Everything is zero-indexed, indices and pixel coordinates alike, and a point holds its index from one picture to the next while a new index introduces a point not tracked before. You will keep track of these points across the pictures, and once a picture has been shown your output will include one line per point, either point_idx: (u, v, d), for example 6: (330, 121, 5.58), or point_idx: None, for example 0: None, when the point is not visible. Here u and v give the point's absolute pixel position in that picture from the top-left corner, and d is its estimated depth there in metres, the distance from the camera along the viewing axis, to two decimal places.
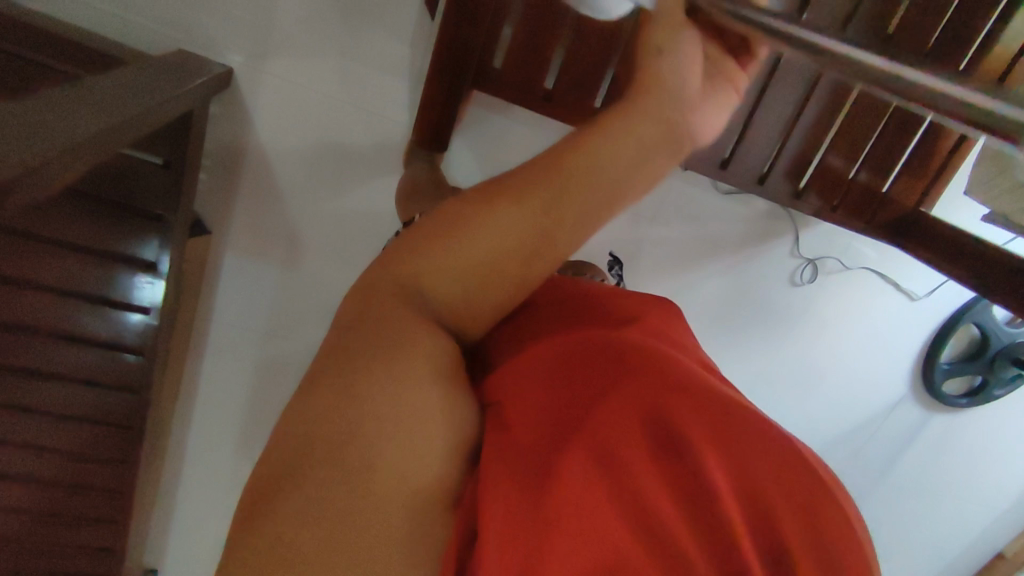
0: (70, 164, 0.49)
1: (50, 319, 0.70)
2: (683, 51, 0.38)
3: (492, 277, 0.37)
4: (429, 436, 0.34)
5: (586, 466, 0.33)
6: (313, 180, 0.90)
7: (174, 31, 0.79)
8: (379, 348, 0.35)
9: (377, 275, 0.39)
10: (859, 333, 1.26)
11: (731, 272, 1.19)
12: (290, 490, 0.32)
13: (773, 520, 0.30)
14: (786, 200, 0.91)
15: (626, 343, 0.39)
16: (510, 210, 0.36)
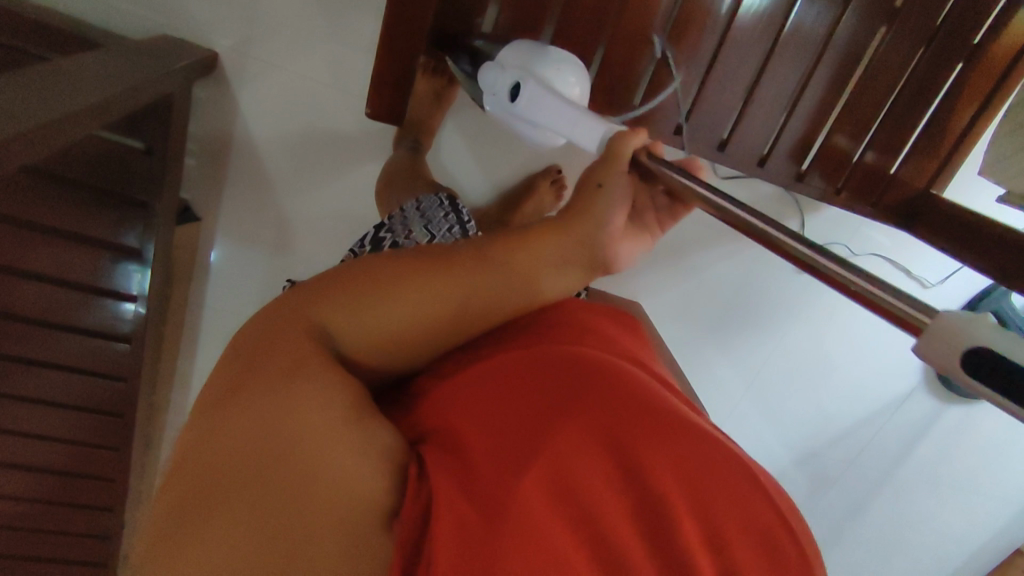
0: (31, 145, 0.48)
1: (20, 300, 0.69)
2: (622, 187, 0.47)
3: (424, 333, 0.45)
4: (360, 451, 0.38)
5: (544, 487, 0.35)
6: (302, 166, 0.89)
7: (155, 14, 0.77)
8: (303, 380, 0.39)
9: (301, 316, 0.42)
10: (869, 321, 1.22)
11: (736, 260, 1.15)
12: (227, 507, 0.36)
13: (711, 512, 0.34)
14: (786, 182, 0.87)
15: (572, 357, 0.42)
16: (444, 286, 0.44)
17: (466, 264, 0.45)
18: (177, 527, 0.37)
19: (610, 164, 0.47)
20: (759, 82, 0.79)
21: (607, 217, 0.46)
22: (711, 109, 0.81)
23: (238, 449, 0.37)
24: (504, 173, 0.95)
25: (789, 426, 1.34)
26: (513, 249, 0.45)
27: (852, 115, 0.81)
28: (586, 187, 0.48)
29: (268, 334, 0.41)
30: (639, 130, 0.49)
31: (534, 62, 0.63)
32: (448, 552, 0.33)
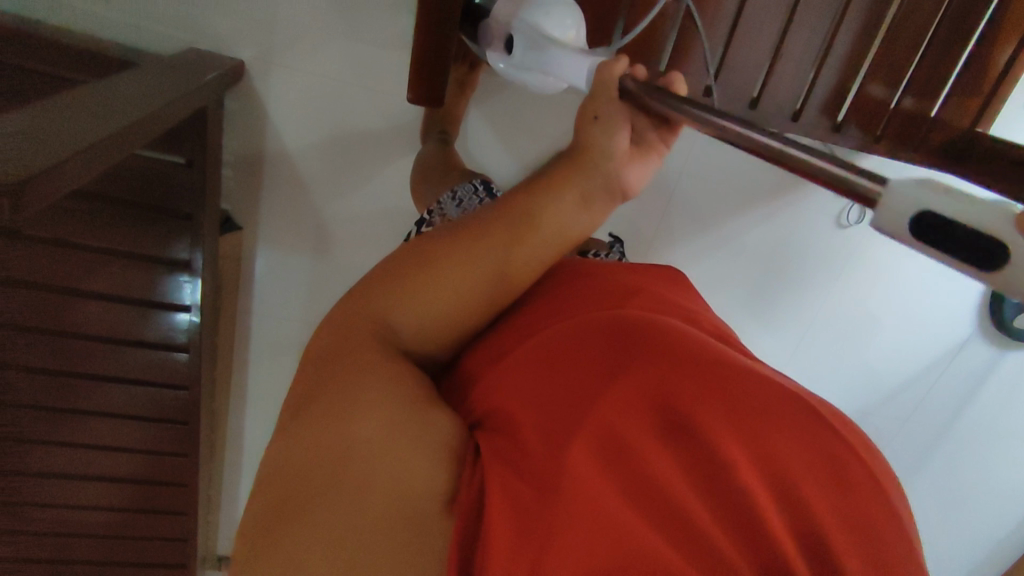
0: (86, 166, 0.49)
1: (77, 320, 0.72)
2: (615, 114, 0.46)
3: (464, 314, 0.45)
4: (418, 438, 0.38)
5: (598, 455, 0.35)
6: (333, 168, 0.91)
7: (183, 33, 0.79)
8: (356, 375, 0.40)
9: (348, 315, 0.44)
10: (917, 273, 1.18)
11: (774, 223, 1.12)
12: (296, 511, 0.36)
13: (778, 468, 0.34)
14: (823, 136, 0.85)
15: (616, 324, 0.42)
16: (472, 265, 0.44)
17: (494, 237, 0.45)
18: (251, 546, 0.37)
19: (600, 98, 0.46)
20: (787, 34, 0.78)
21: (612, 151, 0.46)
22: (738, 67, 0.80)
23: (301, 453, 0.38)
24: (532, 155, 0.94)
25: (840, 387, 1.32)
26: (536, 210, 0.46)
27: (888, 59, 0.78)
28: (583, 124, 0.47)
29: (326, 342, 0.44)
30: (619, 56, 0.47)
31: (524, 11, 0.60)
32: (504, 532, 0.33)
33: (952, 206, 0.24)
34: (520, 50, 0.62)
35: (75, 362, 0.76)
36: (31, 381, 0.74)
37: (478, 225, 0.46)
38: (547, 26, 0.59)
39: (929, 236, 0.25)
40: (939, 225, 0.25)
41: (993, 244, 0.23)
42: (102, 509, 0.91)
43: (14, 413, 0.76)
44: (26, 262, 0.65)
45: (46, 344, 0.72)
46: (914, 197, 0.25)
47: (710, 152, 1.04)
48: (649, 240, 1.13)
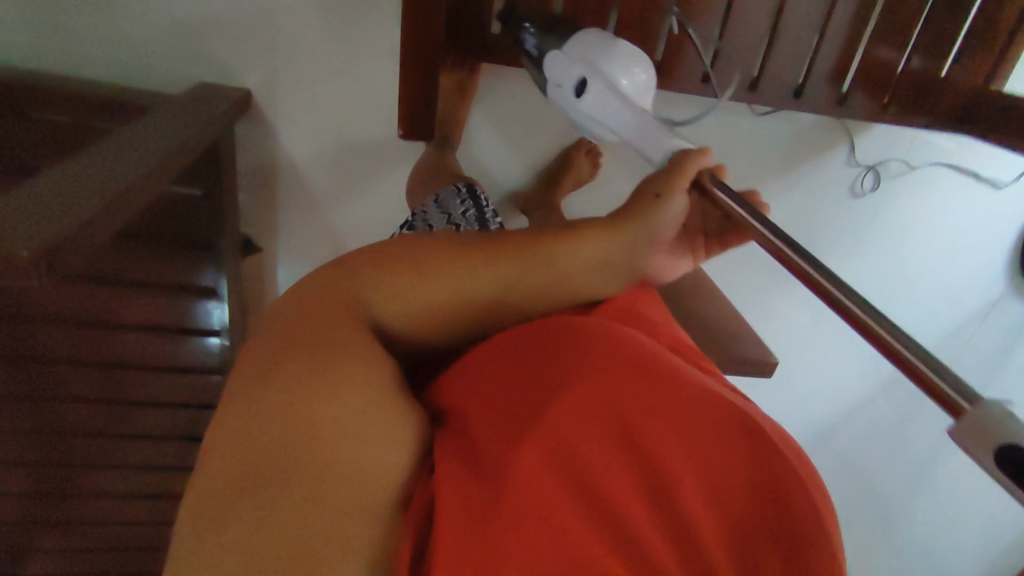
0: (116, 213, 0.53)
1: (117, 350, 0.78)
2: (677, 202, 0.54)
3: (455, 321, 0.51)
4: (385, 437, 0.42)
5: (545, 460, 0.38)
6: (343, 182, 0.93)
7: (190, 67, 0.82)
8: (332, 361, 0.42)
9: (332, 290, 0.46)
10: (941, 235, 1.16)
11: (787, 197, 1.10)
12: (250, 490, 0.38)
13: (718, 488, 0.36)
14: (828, 109, 0.84)
15: (580, 331, 0.43)
16: (473, 284, 0.50)
17: (502, 264, 0.51)
18: (193, 530, 0.38)
19: (676, 177, 0.53)
20: (783, 11, 0.77)
21: (657, 236, 0.55)
22: (735, 49, 0.79)
23: (256, 436, 0.39)
24: (535, 153, 0.95)
25: None
26: (553, 252, 0.52)
27: (889, 24, 0.77)
28: (645, 195, 0.54)
29: (291, 319, 0.44)
30: (707, 149, 0.55)
31: (604, 62, 0.60)
32: (452, 533, 0.37)
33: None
34: (590, 99, 0.60)
35: (122, 390, 0.82)
36: (80, 410, 0.80)
37: (480, 246, 0.51)
38: (620, 81, 0.60)
39: (1010, 466, 0.30)
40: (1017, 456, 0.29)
41: None
42: (155, 523, 0.98)
43: (68, 440, 0.82)
44: (58, 301, 0.71)
45: (92, 375, 0.78)
46: (995, 436, 0.31)
47: (716, 133, 1.02)
48: None
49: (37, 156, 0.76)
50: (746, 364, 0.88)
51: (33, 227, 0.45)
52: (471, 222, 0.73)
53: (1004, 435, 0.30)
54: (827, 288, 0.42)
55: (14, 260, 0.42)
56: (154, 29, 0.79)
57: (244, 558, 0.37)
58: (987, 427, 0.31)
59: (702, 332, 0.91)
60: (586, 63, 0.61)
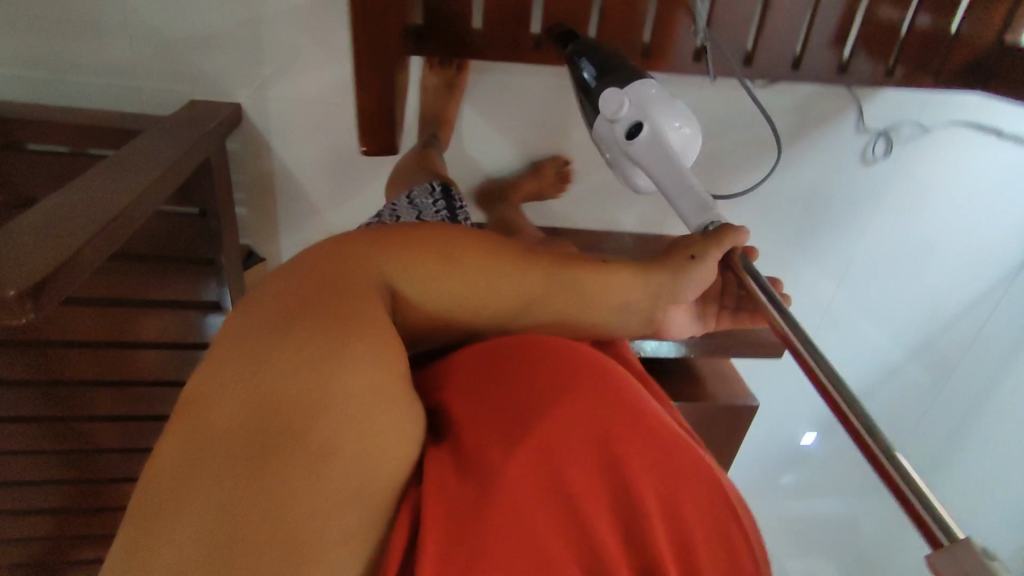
0: (108, 236, 0.52)
1: (138, 366, 0.82)
2: (708, 266, 0.59)
3: (464, 319, 0.55)
4: (384, 424, 0.43)
5: (527, 465, 0.39)
6: (339, 189, 0.93)
7: (179, 84, 0.82)
8: (342, 336, 0.44)
9: (353, 267, 0.50)
10: (961, 196, 1.12)
11: (794, 170, 1.07)
12: (239, 454, 0.38)
13: (684, 529, 0.38)
14: (830, 77, 0.80)
15: (577, 359, 0.46)
16: (493, 290, 0.54)
17: (528, 275, 0.55)
18: (177, 481, 0.38)
19: (713, 245, 0.59)
20: None
21: (681, 293, 0.60)
22: (729, 23, 0.76)
23: (258, 399, 0.41)
24: (530, 146, 0.93)
25: (892, 324, 1.28)
26: (579, 274, 0.57)
27: None
28: (680, 256, 0.60)
29: (307, 293, 0.46)
30: (745, 228, 0.61)
31: (658, 113, 0.62)
32: (436, 533, 0.39)
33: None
34: (641, 147, 0.63)
35: (142, 405, 0.86)
36: (106, 427, 0.85)
37: (509, 254, 0.55)
38: (673, 136, 0.63)
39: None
40: None
41: None
42: None
43: (99, 456, 0.88)
44: (77, 324, 0.74)
45: (112, 391, 0.82)
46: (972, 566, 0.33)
47: (717, 110, 0.99)
48: None
49: (37, 187, 0.78)
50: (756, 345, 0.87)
51: (23, 259, 0.45)
52: (443, 219, 0.73)
53: (980, 571, 0.33)
54: (830, 387, 0.49)
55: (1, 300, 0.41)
56: (141, 49, 0.79)
57: (224, 514, 0.37)
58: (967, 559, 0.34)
59: None
60: (641, 111, 0.63)
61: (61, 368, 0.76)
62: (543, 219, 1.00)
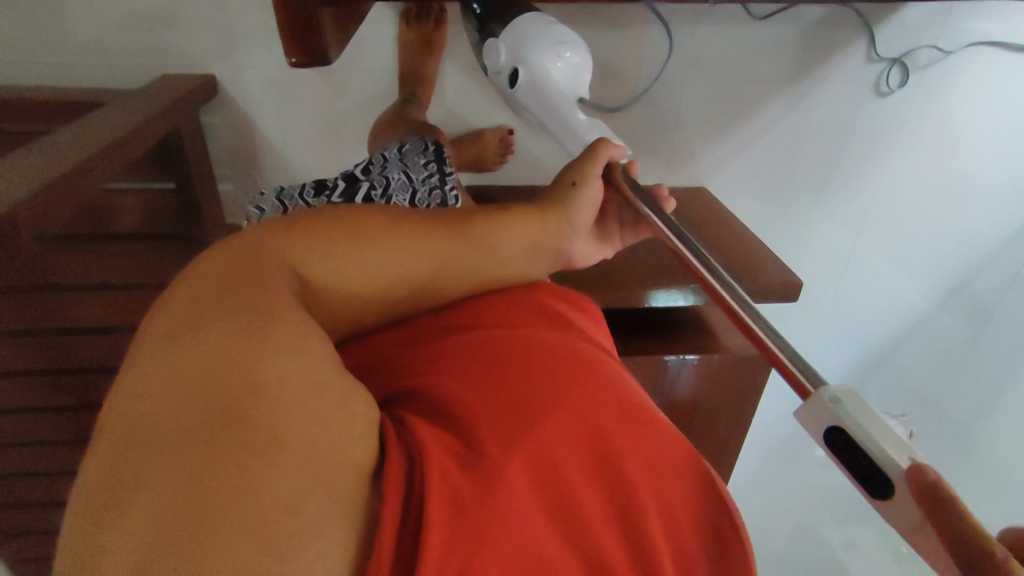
0: (39, 207, 0.51)
1: None
2: (593, 187, 0.60)
3: (382, 300, 0.50)
4: (338, 411, 0.38)
5: (530, 464, 0.38)
6: (324, 159, 0.91)
7: (150, 58, 0.80)
8: (282, 320, 0.39)
9: (278, 253, 0.44)
10: (986, 125, 1.05)
11: (804, 108, 1.01)
12: (176, 454, 0.31)
13: (676, 519, 0.39)
14: None
15: (564, 353, 0.46)
16: (411, 260, 0.50)
17: (440, 238, 0.51)
18: (101, 496, 0.30)
19: (589, 166, 0.60)
20: None
21: (576, 219, 0.60)
22: None
23: (186, 396, 0.33)
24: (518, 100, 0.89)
25: (920, 267, 1.21)
26: (491, 228, 0.54)
27: None
28: (563, 184, 0.60)
29: (245, 275, 0.41)
30: (621, 146, 0.63)
31: (530, 53, 0.69)
32: (441, 522, 0.34)
33: (868, 443, 0.32)
34: (523, 89, 0.72)
35: None
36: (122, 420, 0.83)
37: (429, 221, 0.52)
38: (552, 71, 0.70)
39: (845, 452, 0.33)
40: (839, 436, 0.34)
41: (877, 472, 0.32)
42: None
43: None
44: (82, 309, 0.71)
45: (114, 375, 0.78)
46: (823, 412, 0.35)
47: (715, 49, 0.94)
48: (664, 164, 1.04)
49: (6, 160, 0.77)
50: (771, 288, 0.81)
51: None
52: (433, 183, 0.69)
53: (828, 416, 0.34)
54: (711, 281, 0.49)
55: None
56: (108, 23, 0.77)
57: (166, 521, 0.29)
58: (821, 408, 0.35)
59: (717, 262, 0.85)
60: (515, 55, 0.70)
61: (67, 356, 0.73)
62: (536, 178, 0.97)
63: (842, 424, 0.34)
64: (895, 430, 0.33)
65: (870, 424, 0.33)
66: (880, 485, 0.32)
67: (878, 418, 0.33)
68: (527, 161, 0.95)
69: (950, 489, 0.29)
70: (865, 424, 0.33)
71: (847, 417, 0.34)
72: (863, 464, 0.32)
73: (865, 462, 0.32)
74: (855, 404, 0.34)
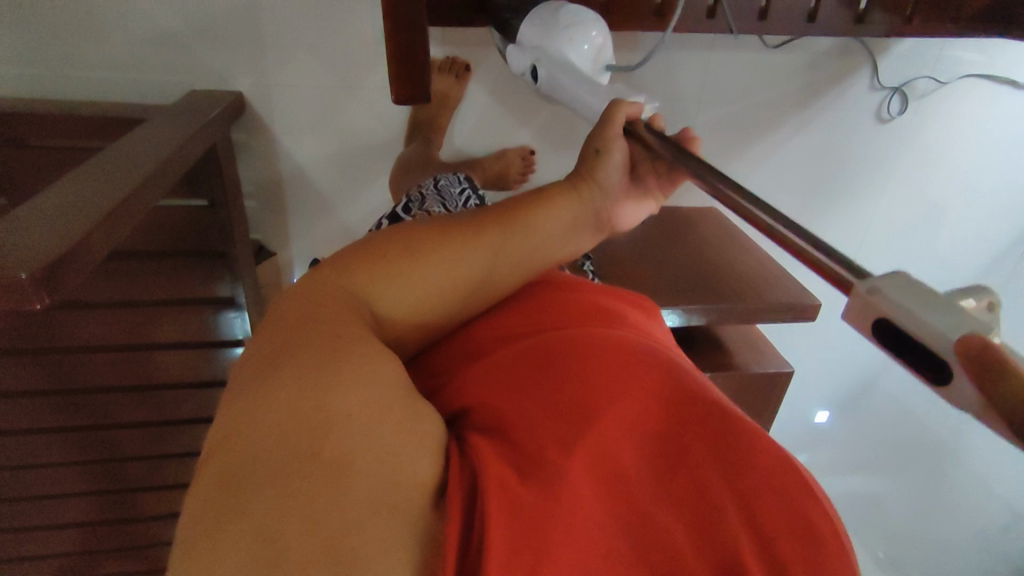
0: (113, 229, 0.49)
1: (158, 368, 0.82)
2: (614, 149, 0.56)
3: (437, 304, 0.49)
4: (400, 424, 0.38)
5: (587, 471, 0.38)
6: (347, 177, 0.92)
7: (180, 75, 0.80)
8: (341, 343, 0.40)
9: (330, 278, 0.46)
10: (977, 151, 1.10)
11: (808, 133, 1.04)
12: (256, 482, 0.32)
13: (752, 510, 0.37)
14: (846, 30, 0.77)
15: (612, 351, 0.46)
16: (458, 260, 0.49)
17: (485, 239, 0.51)
18: (197, 540, 0.31)
19: (608, 129, 0.56)
20: None
21: (606, 184, 0.57)
22: None
23: (260, 426, 0.35)
24: (541, 121, 0.92)
25: None
26: (528, 219, 0.53)
27: None
28: (587, 154, 0.57)
29: (310, 313, 0.42)
30: (637, 100, 0.58)
31: (550, 44, 0.66)
32: (501, 532, 0.34)
33: (918, 328, 0.27)
34: (546, 84, 0.68)
35: (138, 406, 0.84)
36: (134, 437, 0.87)
37: (466, 223, 0.51)
38: (572, 52, 0.66)
39: (899, 346, 0.28)
40: (888, 325, 0.28)
41: (937, 363, 0.26)
42: (152, 519, 1.00)
43: (128, 465, 0.90)
44: (92, 329, 0.73)
45: (131, 396, 0.82)
46: (862, 303, 0.29)
47: (728, 77, 0.97)
48: None
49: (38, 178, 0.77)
50: (788, 309, 0.84)
51: (22, 249, 0.42)
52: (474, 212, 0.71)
53: (869, 302, 0.29)
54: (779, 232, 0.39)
55: (13, 284, 0.39)
56: (139, 41, 0.77)
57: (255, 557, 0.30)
58: (859, 298, 0.30)
59: (735, 279, 0.88)
60: (536, 50, 0.67)
61: (81, 377, 0.76)
62: None
63: (885, 311, 0.28)
64: (953, 304, 0.27)
65: (924, 305, 0.27)
66: (940, 374, 0.26)
67: (929, 295, 0.27)
68: (544, 180, 0.98)
69: (1014, 359, 0.24)
70: (915, 307, 0.27)
71: (888, 299, 0.28)
72: (917, 353, 0.27)
73: (918, 349, 0.27)
74: (902, 288, 0.28)
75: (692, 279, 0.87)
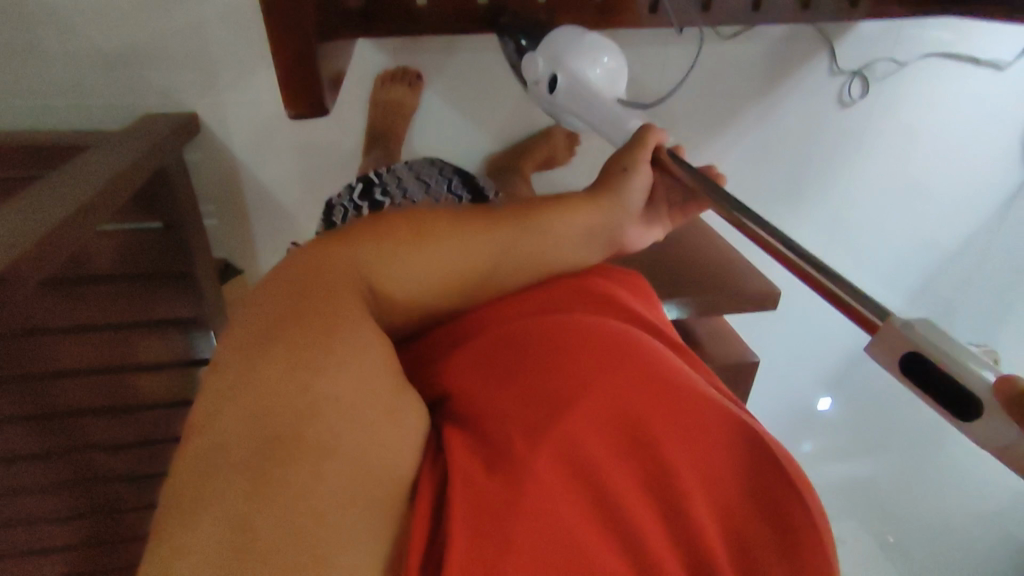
0: (45, 253, 0.50)
1: (137, 392, 0.86)
2: (643, 172, 0.56)
3: (433, 289, 0.48)
4: (378, 419, 0.38)
5: (557, 463, 0.38)
6: (308, 190, 0.92)
7: (131, 98, 0.81)
8: (324, 340, 0.39)
9: (328, 258, 0.44)
10: (947, 130, 1.10)
11: (768, 122, 1.04)
12: (233, 479, 0.34)
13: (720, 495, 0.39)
14: (792, 15, 0.77)
15: (596, 329, 0.45)
16: (463, 252, 0.47)
17: (499, 236, 0.49)
18: (176, 529, 0.33)
19: (638, 151, 0.56)
20: None
21: (630, 204, 0.56)
22: None
23: (242, 428, 0.35)
24: (498, 124, 0.92)
25: (893, 266, 1.27)
26: (547, 224, 0.51)
27: None
28: (612, 171, 0.57)
29: (290, 301, 0.41)
30: (661, 131, 0.58)
31: (567, 59, 0.64)
32: (465, 530, 0.35)
33: (943, 358, 0.32)
34: (565, 98, 0.65)
35: (113, 430, 0.87)
36: (114, 458, 0.90)
37: (469, 213, 0.50)
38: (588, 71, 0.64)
39: (915, 371, 0.33)
40: (916, 358, 0.33)
41: (964, 394, 0.31)
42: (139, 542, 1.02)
43: (115, 489, 0.93)
44: (70, 353, 0.78)
45: (107, 419, 0.86)
46: (892, 337, 0.34)
47: (688, 69, 0.97)
48: None
49: None
50: (754, 297, 0.83)
51: None
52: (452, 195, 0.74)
53: (903, 335, 0.34)
54: (806, 266, 0.43)
55: None
56: (86, 67, 0.78)
57: (242, 551, 0.31)
58: (889, 333, 0.35)
59: (701, 272, 0.88)
60: (552, 65, 0.66)
61: (57, 401, 0.80)
62: None
63: (913, 344, 0.33)
64: (971, 350, 0.32)
65: (937, 335, 0.33)
66: (964, 406, 0.31)
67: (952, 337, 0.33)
68: None
69: None
70: (939, 342, 0.33)
71: (917, 337, 0.33)
72: (941, 385, 0.32)
73: (942, 381, 0.32)
74: (928, 328, 0.34)
75: (655, 272, 0.88)
